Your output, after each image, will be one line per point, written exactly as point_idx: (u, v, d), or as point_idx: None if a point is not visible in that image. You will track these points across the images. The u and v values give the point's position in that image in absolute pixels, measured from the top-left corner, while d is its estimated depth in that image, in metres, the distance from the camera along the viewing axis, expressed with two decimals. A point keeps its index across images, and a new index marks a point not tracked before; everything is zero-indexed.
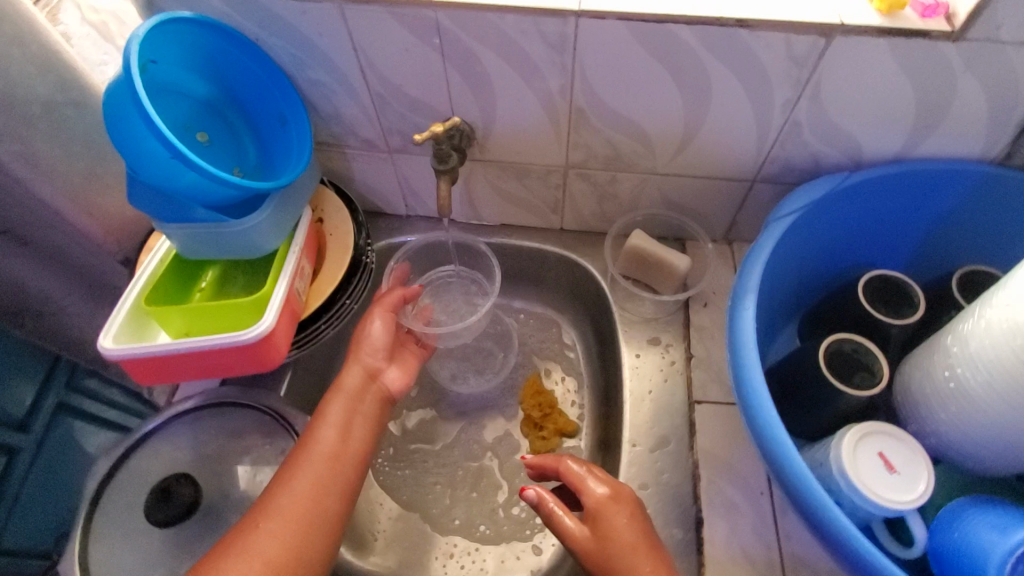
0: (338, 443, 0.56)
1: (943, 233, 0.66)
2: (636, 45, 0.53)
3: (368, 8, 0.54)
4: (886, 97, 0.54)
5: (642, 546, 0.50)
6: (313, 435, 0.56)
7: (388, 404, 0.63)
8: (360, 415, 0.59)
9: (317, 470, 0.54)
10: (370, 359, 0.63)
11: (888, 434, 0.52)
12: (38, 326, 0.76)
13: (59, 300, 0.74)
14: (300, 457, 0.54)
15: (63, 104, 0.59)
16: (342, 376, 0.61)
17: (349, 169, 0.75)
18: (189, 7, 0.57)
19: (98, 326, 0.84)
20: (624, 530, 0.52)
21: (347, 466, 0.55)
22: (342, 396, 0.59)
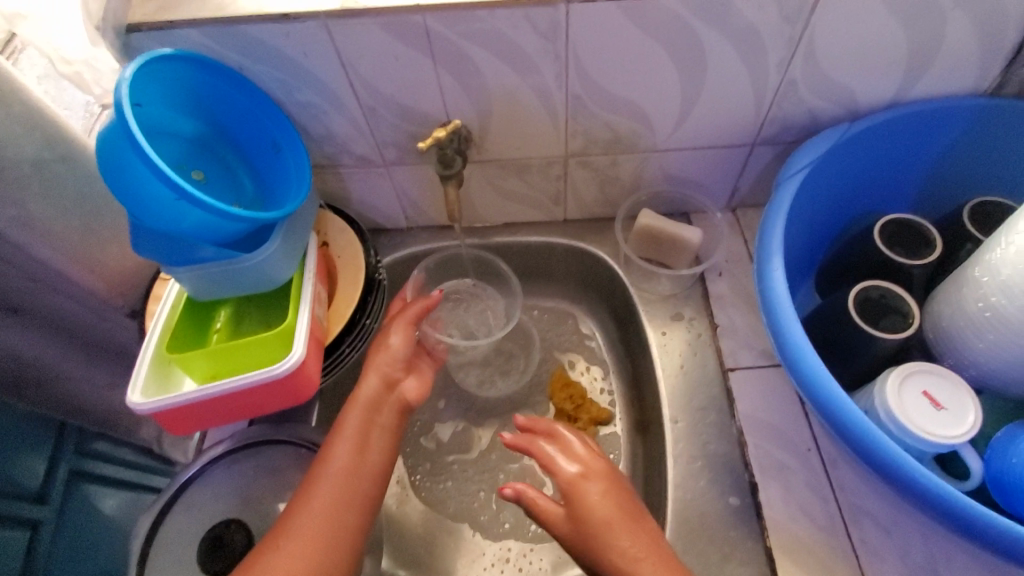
0: (356, 458, 0.55)
1: (942, 170, 0.67)
2: (629, 24, 0.53)
3: (355, 22, 0.53)
4: (877, 43, 0.55)
5: (621, 512, 0.51)
6: (329, 450, 0.55)
7: (407, 413, 0.61)
8: (377, 427, 0.58)
9: (334, 487, 0.53)
10: (387, 369, 0.61)
11: (930, 372, 0.53)
12: (40, 394, 0.72)
13: (55, 365, 0.71)
14: (318, 473, 0.53)
15: (51, 160, 0.58)
16: (358, 387, 0.59)
17: (346, 189, 0.74)
18: (168, 43, 0.55)
19: (104, 385, 0.81)
20: (602, 503, 0.52)
21: (363, 480, 0.54)
22: (358, 408, 0.58)
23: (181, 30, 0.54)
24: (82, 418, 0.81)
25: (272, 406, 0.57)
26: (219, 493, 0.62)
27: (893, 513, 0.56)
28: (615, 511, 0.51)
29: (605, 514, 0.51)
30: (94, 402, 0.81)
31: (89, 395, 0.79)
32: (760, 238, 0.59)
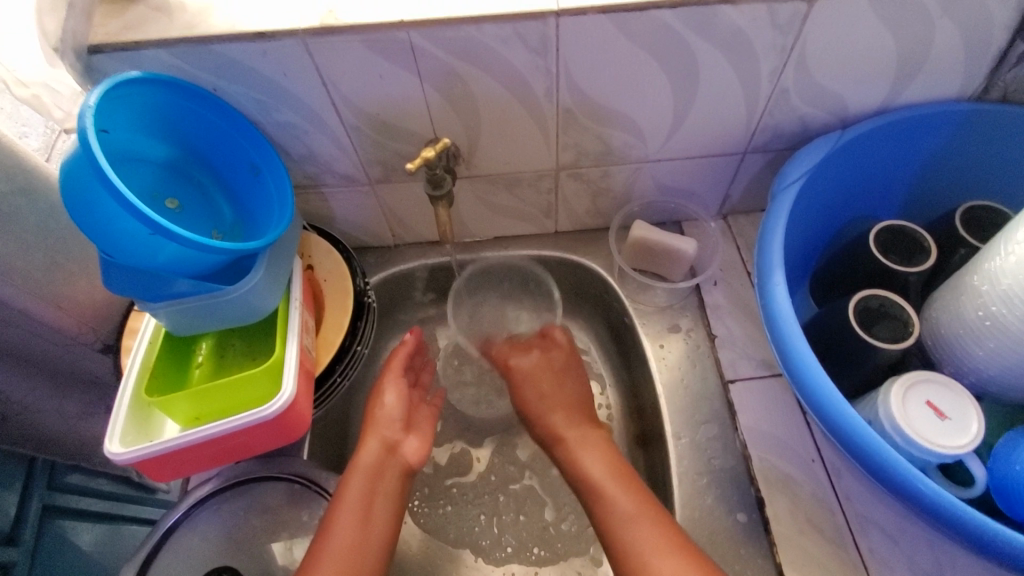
0: (360, 530, 0.53)
1: (931, 175, 0.67)
2: (621, 37, 0.51)
3: (335, 39, 0.50)
4: (868, 51, 0.54)
5: (614, 474, 0.57)
6: (332, 524, 0.53)
7: (410, 475, 0.59)
8: (380, 494, 0.56)
9: (337, 565, 0.50)
10: (384, 431, 0.59)
11: (931, 380, 0.53)
12: (7, 431, 0.70)
13: (19, 398, 0.69)
14: (320, 550, 0.51)
15: (10, 193, 0.54)
16: (357, 455, 0.58)
17: (329, 208, 0.71)
18: (134, 65, 0.52)
19: (76, 416, 0.77)
20: (597, 462, 0.58)
21: (368, 554, 0.52)
22: (358, 477, 0.55)
23: (148, 51, 0.51)
24: (55, 452, 0.78)
25: (263, 445, 0.54)
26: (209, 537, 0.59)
27: (899, 521, 0.57)
28: (608, 472, 0.57)
29: (601, 474, 0.57)
30: (64, 433, 0.77)
31: (59, 428, 0.76)
32: (759, 251, 0.59)
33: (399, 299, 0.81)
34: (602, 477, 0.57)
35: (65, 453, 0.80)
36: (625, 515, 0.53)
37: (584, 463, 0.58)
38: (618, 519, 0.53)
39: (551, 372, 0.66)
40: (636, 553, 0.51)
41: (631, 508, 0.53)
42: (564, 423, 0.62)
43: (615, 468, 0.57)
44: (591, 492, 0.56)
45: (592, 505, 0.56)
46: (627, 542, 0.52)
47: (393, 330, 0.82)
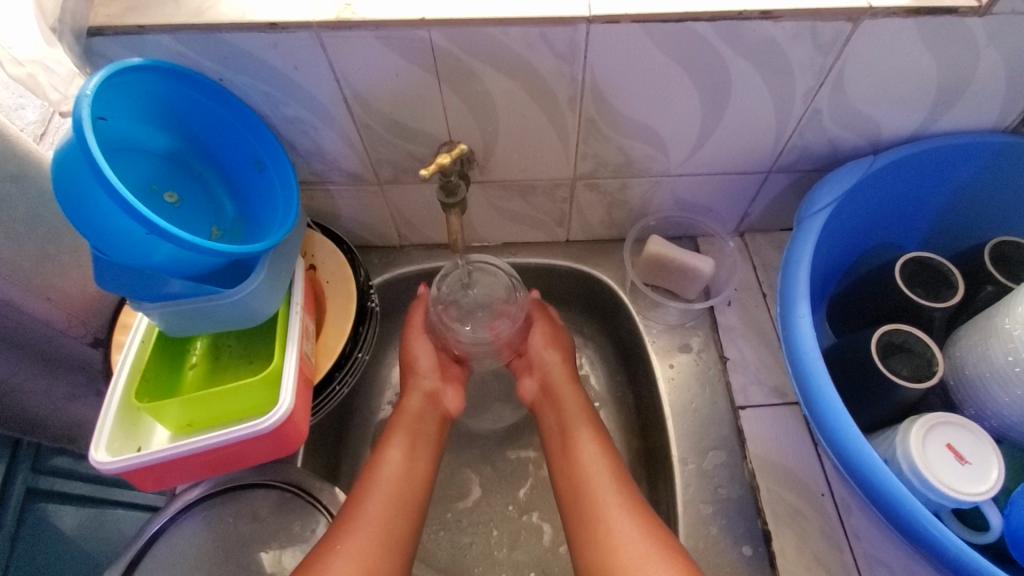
0: (405, 465, 0.59)
1: (957, 206, 0.66)
2: (654, 48, 0.49)
3: (351, 34, 0.47)
4: (908, 76, 0.52)
5: (583, 419, 0.62)
6: (379, 459, 0.59)
7: (448, 423, 0.66)
8: (422, 436, 0.62)
9: (387, 490, 0.56)
10: (427, 384, 0.66)
11: (954, 424, 0.52)
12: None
13: (5, 380, 0.64)
14: (371, 480, 0.56)
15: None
16: (404, 402, 0.65)
17: (334, 206, 0.69)
18: (136, 50, 0.49)
19: (62, 397, 0.74)
20: (572, 402, 0.64)
21: (413, 487, 0.57)
22: (405, 419, 0.63)
23: (152, 36, 0.48)
24: (37, 435, 0.75)
25: (257, 457, 0.52)
26: (196, 543, 0.58)
27: (907, 562, 0.55)
28: (576, 414, 0.62)
29: (571, 414, 0.63)
30: (48, 415, 0.74)
31: (44, 408, 0.73)
32: (783, 279, 0.57)
33: (402, 301, 0.78)
34: (573, 420, 0.62)
35: (50, 436, 0.77)
36: (590, 457, 0.58)
37: (560, 405, 0.64)
38: (582, 459, 0.58)
39: (553, 343, 0.68)
40: (590, 492, 0.55)
41: (591, 456, 0.58)
42: (574, 408, 0.63)
43: (581, 412, 0.63)
44: (579, 480, 0.57)
45: (559, 441, 0.62)
46: (586, 480, 0.57)
47: (394, 332, 0.80)
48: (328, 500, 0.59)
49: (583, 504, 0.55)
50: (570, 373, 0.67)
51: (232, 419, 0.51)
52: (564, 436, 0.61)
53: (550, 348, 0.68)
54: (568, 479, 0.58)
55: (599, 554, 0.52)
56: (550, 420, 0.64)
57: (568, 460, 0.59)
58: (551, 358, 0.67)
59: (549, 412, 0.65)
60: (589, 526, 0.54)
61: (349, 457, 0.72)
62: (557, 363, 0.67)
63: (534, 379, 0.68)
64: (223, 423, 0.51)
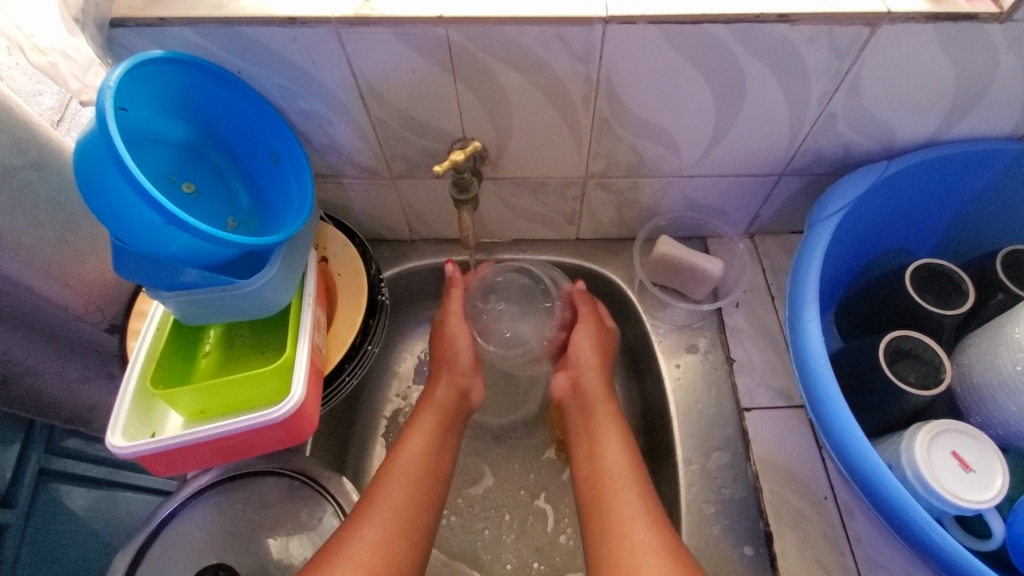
0: (431, 454, 0.61)
1: (970, 214, 0.66)
2: (670, 50, 0.49)
3: (369, 30, 0.48)
4: (925, 82, 0.52)
5: (612, 424, 0.63)
6: (406, 442, 0.61)
7: (468, 417, 0.68)
8: (448, 429, 0.64)
9: (408, 481, 0.57)
10: (461, 372, 0.68)
11: (960, 431, 0.52)
12: (6, 391, 0.67)
13: (20, 359, 0.66)
14: (396, 461, 0.59)
15: (20, 166, 0.52)
16: (433, 392, 0.66)
17: (346, 199, 0.69)
18: (156, 42, 0.50)
19: (76, 379, 0.74)
20: (602, 405, 0.65)
21: (435, 480, 0.59)
22: (434, 411, 0.64)
23: (173, 28, 0.48)
24: (52, 416, 0.76)
25: (267, 446, 0.53)
26: (206, 529, 0.59)
27: (908, 567, 0.56)
28: (607, 420, 0.63)
29: (602, 417, 0.64)
30: (63, 396, 0.75)
31: (57, 391, 0.74)
32: (793, 284, 0.58)
33: (411, 294, 0.79)
34: (600, 420, 0.63)
35: (63, 417, 0.78)
36: (612, 462, 0.59)
37: (591, 411, 0.65)
38: (606, 465, 0.59)
39: (595, 345, 0.68)
40: (610, 498, 0.56)
41: (616, 461, 0.59)
42: (607, 414, 0.64)
43: (611, 415, 0.64)
44: (606, 487, 0.57)
45: (585, 446, 0.63)
46: (609, 484, 0.57)
47: (403, 325, 0.81)
48: (335, 489, 0.60)
49: (603, 510, 0.56)
50: (605, 378, 0.67)
51: (243, 408, 0.52)
52: (590, 439, 0.63)
53: (591, 350, 0.68)
54: (594, 485, 0.59)
55: (611, 552, 0.52)
56: (578, 424, 0.65)
57: (592, 467, 0.60)
58: (590, 356, 0.68)
59: (578, 421, 0.66)
60: (601, 532, 0.55)
61: (356, 448, 0.73)
62: (593, 367, 0.67)
63: (567, 375, 0.69)
64: (235, 412, 0.52)
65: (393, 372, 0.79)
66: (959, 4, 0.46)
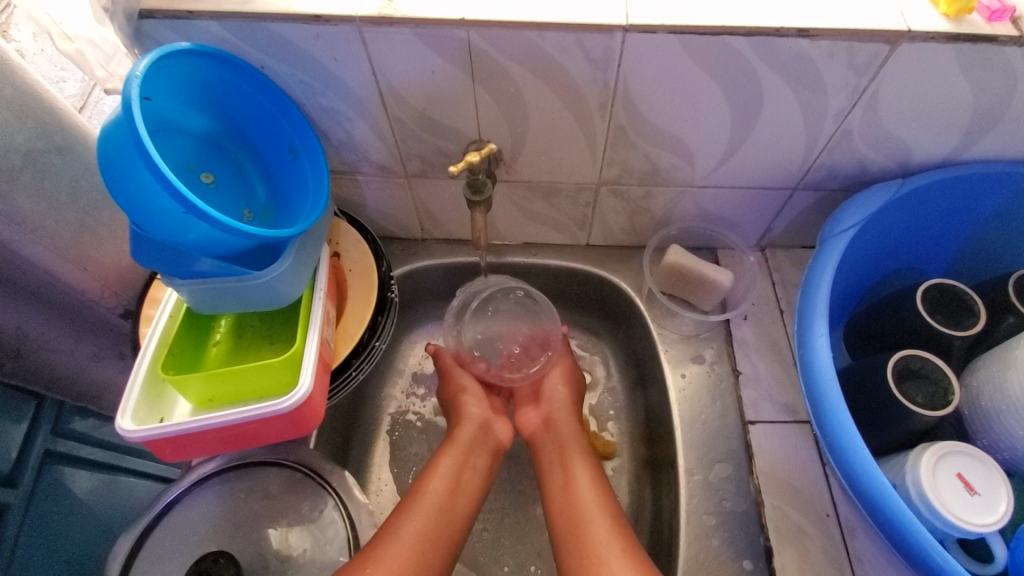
0: (447, 495, 0.58)
1: (983, 236, 0.66)
2: (689, 61, 0.49)
3: (392, 29, 0.48)
4: (943, 102, 0.52)
5: (582, 458, 0.62)
6: (423, 485, 0.59)
7: (499, 455, 0.66)
8: (470, 467, 0.62)
9: (423, 523, 0.55)
10: (478, 412, 0.67)
11: (966, 453, 0.52)
12: (18, 366, 0.68)
13: (35, 336, 0.67)
14: (412, 501, 0.57)
15: (45, 150, 0.54)
16: (456, 431, 0.65)
17: (361, 196, 0.70)
18: (184, 34, 0.51)
19: (88, 358, 0.75)
20: (573, 439, 0.65)
21: (451, 523, 0.57)
22: (455, 450, 0.63)
23: (200, 21, 0.49)
24: (63, 392, 0.77)
25: (272, 436, 0.54)
26: (208, 516, 0.59)
27: None
28: (577, 451, 0.63)
29: (573, 450, 0.63)
30: (75, 374, 0.76)
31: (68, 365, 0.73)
32: (802, 299, 0.58)
33: (421, 293, 0.80)
34: (572, 453, 0.63)
35: (73, 393, 0.79)
36: (586, 496, 0.58)
37: (562, 442, 0.65)
38: (579, 494, 0.59)
39: (566, 380, 0.70)
40: (586, 528, 0.56)
41: (588, 493, 0.59)
42: (578, 448, 0.64)
43: (582, 449, 0.64)
44: (575, 520, 0.57)
45: (557, 475, 0.62)
46: (582, 514, 0.57)
47: (411, 324, 0.81)
48: (337, 482, 0.61)
49: (580, 539, 0.55)
50: (575, 414, 0.68)
51: (250, 397, 0.53)
52: (562, 470, 0.62)
53: (562, 384, 0.70)
54: (568, 516, 0.58)
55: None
56: (550, 453, 0.64)
57: (568, 498, 0.59)
58: (561, 392, 0.69)
59: (549, 448, 0.65)
60: (580, 559, 0.54)
61: (359, 444, 0.74)
62: (564, 402, 0.68)
63: (538, 411, 0.69)
64: (242, 402, 0.53)
65: (398, 370, 0.79)
66: (980, 25, 0.46)
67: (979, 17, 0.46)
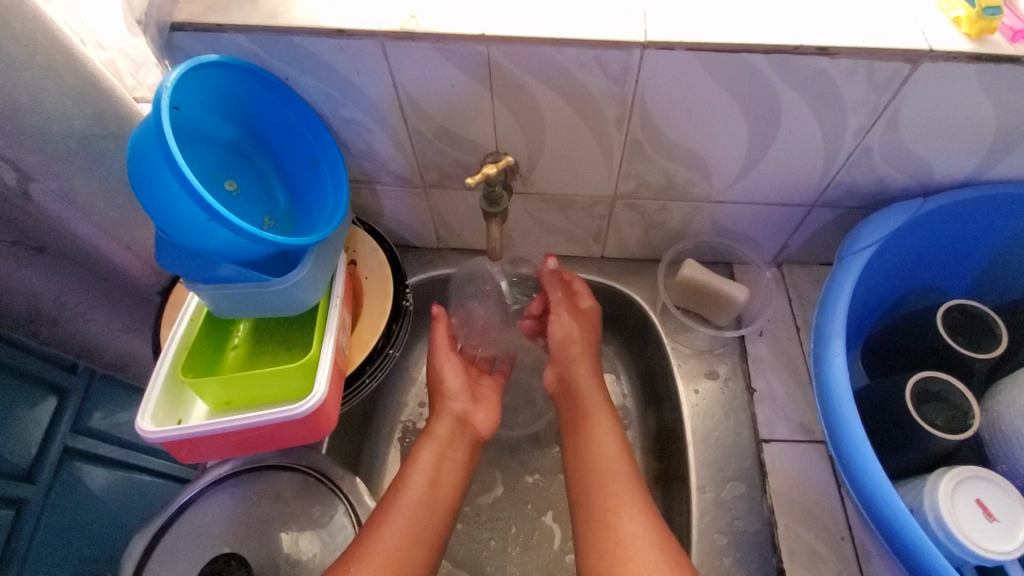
0: (428, 488, 0.58)
1: (1007, 258, 0.65)
2: (706, 76, 0.49)
3: (413, 44, 0.49)
4: (965, 122, 0.51)
5: (603, 410, 0.63)
6: (405, 479, 0.58)
7: (478, 446, 0.65)
8: (450, 459, 0.61)
9: (408, 519, 0.54)
10: (456, 406, 0.65)
11: (985, 479, 0.51)
12: (54, 334, 0.71)
13: (71, 307, 0.69)
14: (393, 495, 0.56)
15: (101, 136, 0.56)
16: (433, 424, 0.64)
17: (378, 205, 0.71)
18: (211, 46, 0.52)
19: (119, 328, 0.77)
20: (590, 392, 0.65)
21: (434, 514, 0.56)
22: (432, 444, 0.61)
23: (228, 35, 0.50)
24: (91, 360, 0.79)
25: (286, 441, 0.55)
26: (221, 518, 0.60)
27: None
28: (596, 404, 0.64)
29: (590, 403, 0.64)
30: (104, 343, 0.78)
31: (99, 337, 0.76)
32: (819, 316, 0.57)
33: (435, 302, 0.80)
34: (591, 408, 0.64)
35: (104, 362, 0.81)
36: (604, 450, 0.59)
37: (578, 395, 0.65)
38: (597, 452, 0.59)
39: (576, 331, 0.68)
40: (602, 488, 0.56)
41: (608, 452, 0.59)
42: (594, 403, 0.64)
43: (601, 403, 0.64)
44: (592, 488, 0.57)
45: (572, 432, 0.63)
46: (601, 481, 0.57)
47: (424, 333, 0.82)
48: (348, 488, 0.61)
49: (596, 500, 0.56)
50: (593, 366, 0.68)
51: (266, 402, 0.54)
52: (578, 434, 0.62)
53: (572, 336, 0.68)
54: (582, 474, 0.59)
55: (601, 532, 0.53)
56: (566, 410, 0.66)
57: (588, 464, 0.59)
58: (574, 343, 0.68)
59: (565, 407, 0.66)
60: (596, 513, 0.55)
61: (370, 450, 0.74)
62: (580, 354, 0.68)
63: (555, 370, 0.69)
64: (258, 405, 0.54)
65: (410, 379, 0.80)
66: (1003, 44, 0.46)
67: (1003, 37, 0.46)
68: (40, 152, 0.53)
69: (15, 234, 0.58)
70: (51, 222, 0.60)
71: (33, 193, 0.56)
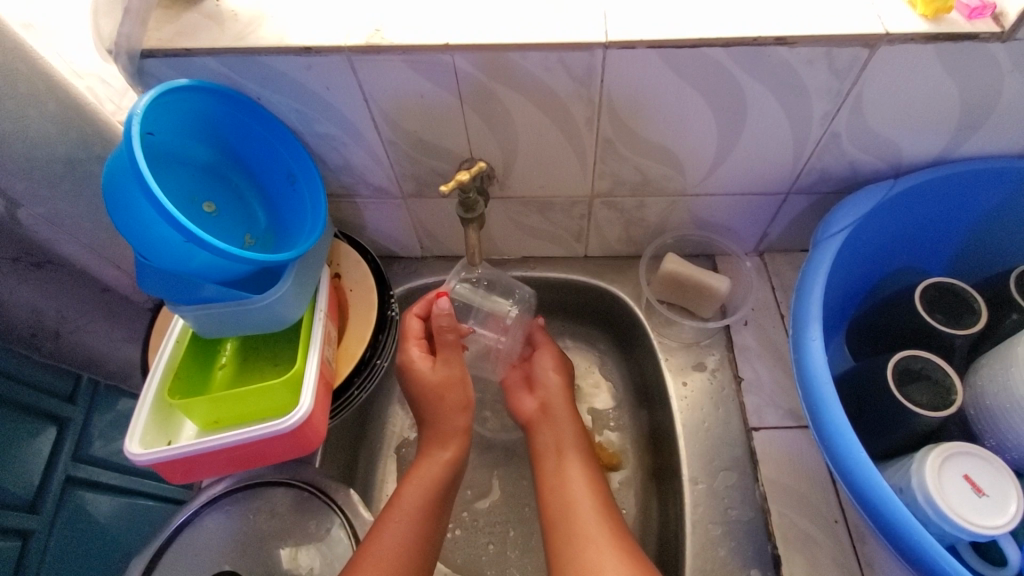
0: (420, 517, 0.57)
1: (982, 234, 0.65)
2: (669, 71, 0.50)
3: (379, 56, 0.50)
4: (930, 101, 0.52)
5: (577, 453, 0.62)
6: (392, 508, 0.57)
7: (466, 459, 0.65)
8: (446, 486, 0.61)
9: (399, 548, 0.53)
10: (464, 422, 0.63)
11: (973, 454, 0.51)
12: (55, 348, 0.70)
13: (73, 319, 0.69)
14: (379, 524, 0.55)
15: (86, 159, 0.57)
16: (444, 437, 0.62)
17: (360, 217, 0.72)
18: (183, 70, 0.53)
19: (121, 338, 0.76)
20: (571, 431, 0.65)
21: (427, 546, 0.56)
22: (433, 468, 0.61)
23: (199, 58, 0.51)
24: (93, 371, 0.78)
25: (277, 456, 0.55)
26: (218, 537, 0.60)
27: None
28: (573, 444, 0.64)
29: (569, 441, 0.64)
30: (106, 353, 0.76)
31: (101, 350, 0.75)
32: (797, 302, 0.57)
33: None
34: (570, 453, 0.63)
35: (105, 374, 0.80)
36: (580, 493, 0.58)
37: (558, 428, 0.65)
38: (574, 497, 0.58)
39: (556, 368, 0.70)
40: (580, 531, 0.54)
41: (584, 501, 0.57)
42: (574, 441, 0.64)
43: (579, 450, 0.63)
44: (573, 534, 0.55)
45: (552, 463, 0.62)
46: (580, 529, 0.55)
47: None
48: (343, 501, 0.62)
49: (574, 545, 0.54)
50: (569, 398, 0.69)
51: (254, 419, 0.54)
52: (557, 474, 0.61)
53: (555, 372, 0.70)
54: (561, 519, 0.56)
55: (574, 552, 0.53)
56: (547, 440, 0.65)
57: (565, 509, 0.57)
58: (555, 379, 0.69)
59: (546, 432, 0.65)
60: (567, 536, 0.55)
61: (365, 462, 0.75)
62: (559, 389, 0.68)
63: (535, 398, 0.69)
64: (247, 422, 0.54)
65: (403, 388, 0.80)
66: (960, 23, 0.46)
67: (959, 16, 0.47)
68: (26, 178, 0.53)
69: (12, 250, 0.58)
70: (39, 246, 0.60)
71: (22, 219, 0.56)
